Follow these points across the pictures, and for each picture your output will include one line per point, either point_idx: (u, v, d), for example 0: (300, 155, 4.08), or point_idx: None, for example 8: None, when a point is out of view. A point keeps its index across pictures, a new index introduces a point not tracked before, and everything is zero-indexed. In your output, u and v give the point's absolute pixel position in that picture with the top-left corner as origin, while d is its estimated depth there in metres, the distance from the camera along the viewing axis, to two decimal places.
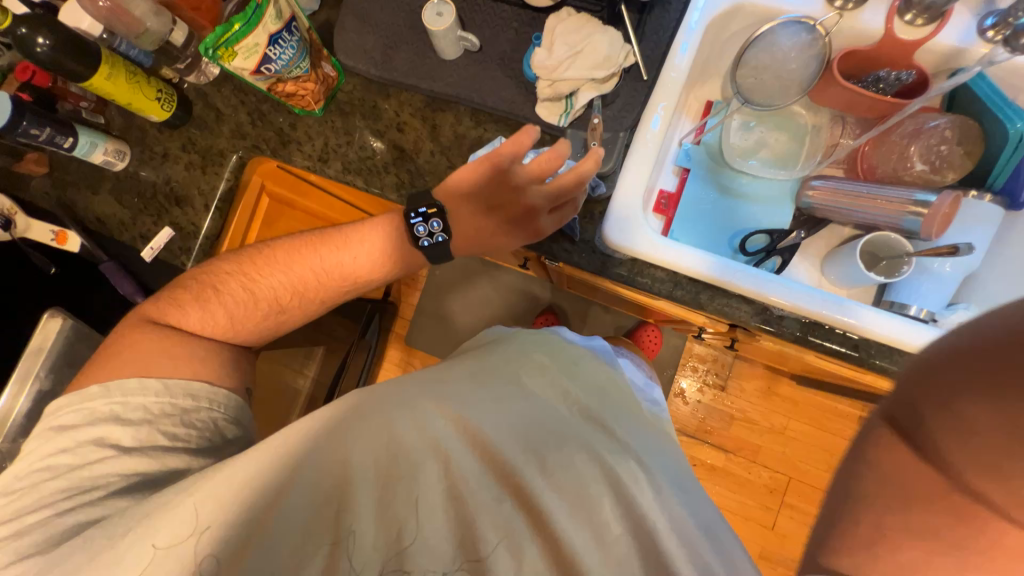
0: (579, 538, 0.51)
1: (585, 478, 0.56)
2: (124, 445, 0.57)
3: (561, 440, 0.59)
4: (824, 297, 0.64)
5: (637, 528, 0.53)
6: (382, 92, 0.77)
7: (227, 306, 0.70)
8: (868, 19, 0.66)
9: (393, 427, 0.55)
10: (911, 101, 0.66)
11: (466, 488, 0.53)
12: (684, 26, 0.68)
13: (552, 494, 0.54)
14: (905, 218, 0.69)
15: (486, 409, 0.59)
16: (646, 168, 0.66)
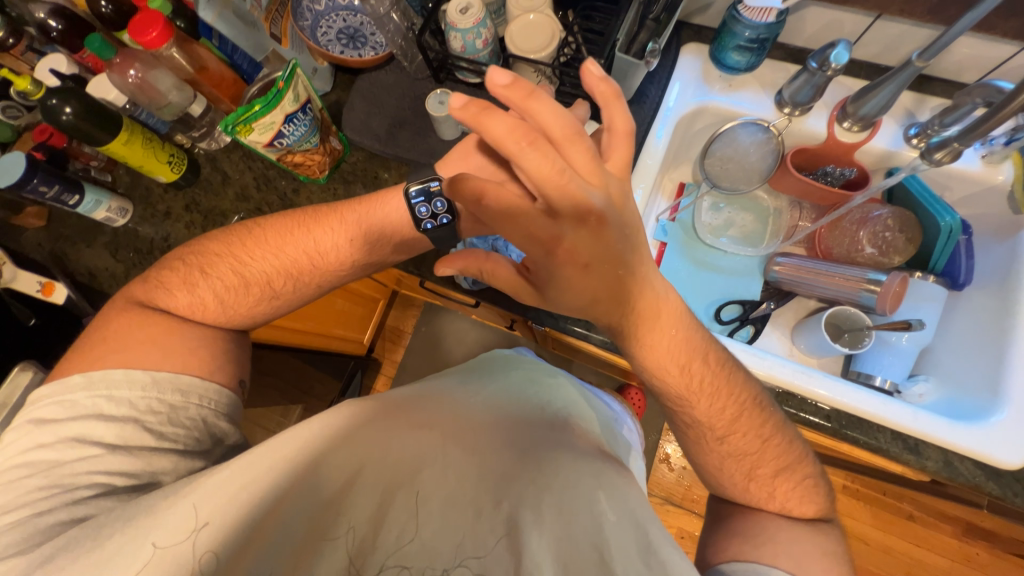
0: (582, 532, 0.48)
1: (583, 483, 0.53)
2: (109, 443, 0.53)
3: (557, 451, 0.59)
4: (793, 366, 0.69)
5: (640, 535, 0.49)
6: (383, 165, 0.85)
7: (216, 289, 0.66)
8: (812, 123, 0.77)
9: (395, 442, 0.56)
10: (854, 196, 0.76)
11: (462, 495, 0.52)
12: (659, 117, 0.78)
13: (548, 498, 0.51)
14: (861, 294, 0.77)
15: (483, 426, 0.61)
16: None
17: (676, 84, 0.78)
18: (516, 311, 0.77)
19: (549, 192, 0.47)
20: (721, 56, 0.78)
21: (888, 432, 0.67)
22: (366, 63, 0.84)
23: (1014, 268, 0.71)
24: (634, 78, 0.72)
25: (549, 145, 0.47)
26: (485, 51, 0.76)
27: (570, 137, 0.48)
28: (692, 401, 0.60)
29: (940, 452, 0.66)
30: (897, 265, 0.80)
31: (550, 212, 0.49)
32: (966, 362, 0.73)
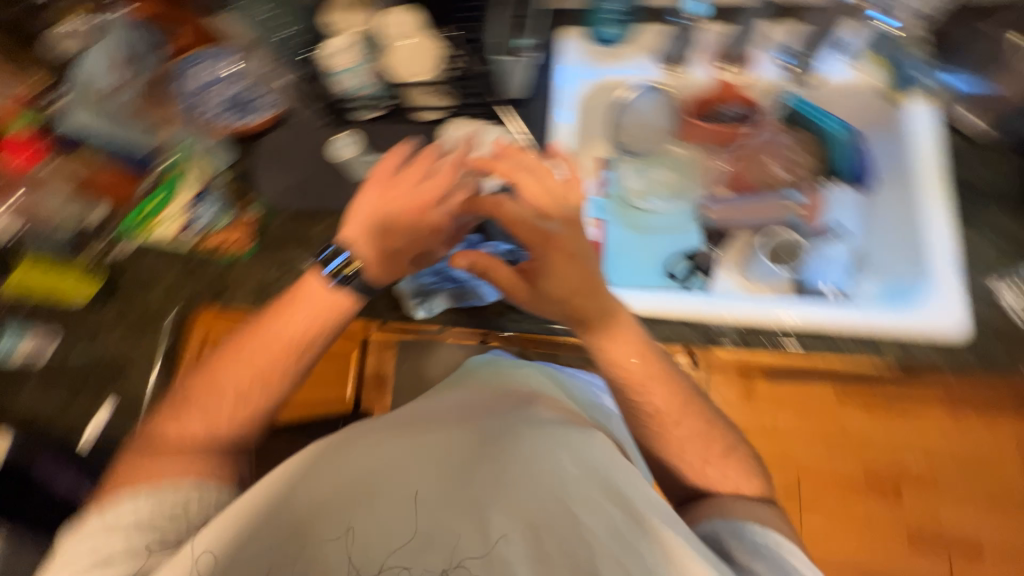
0: (556, 499, 0.50)
1: (545, 447, 0.54)
2: (115, 553, 0.49)
3: (519, 422, 0.58)
4: (744, 301, 0.73)
5: (604, 485, 0.52)
6: (306, 221, 0.82)
7: (185, 418, 0.60)
8: (697, 73, 0.83)
9: (358, 456, 0.53)
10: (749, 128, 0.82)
11: (427, 492, 0.50)
12: (558, 103, 0.82)
13: (520, 475, 0.52)
14: (786, 215, 0.83)
15: (448, 420, 0.59)
16: None
17: (566, 69, 0.83)
18: (479, 325, 0.79)
19: (548, 205, 0.64)
20: (597, 32, 0.83)
21: (844, 334, 0.70)
22: (263, 126, 0.83)
23: (904, 160, 0.78)
24: (521, 74, 0.77)
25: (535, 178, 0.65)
26: (375, 84, 0.79)
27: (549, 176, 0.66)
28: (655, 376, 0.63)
29: (895, 343, 0.69)
30: (812, 178, 0.84)
31: (545, 217, 0.63)
32: (895, 252, 0.77)
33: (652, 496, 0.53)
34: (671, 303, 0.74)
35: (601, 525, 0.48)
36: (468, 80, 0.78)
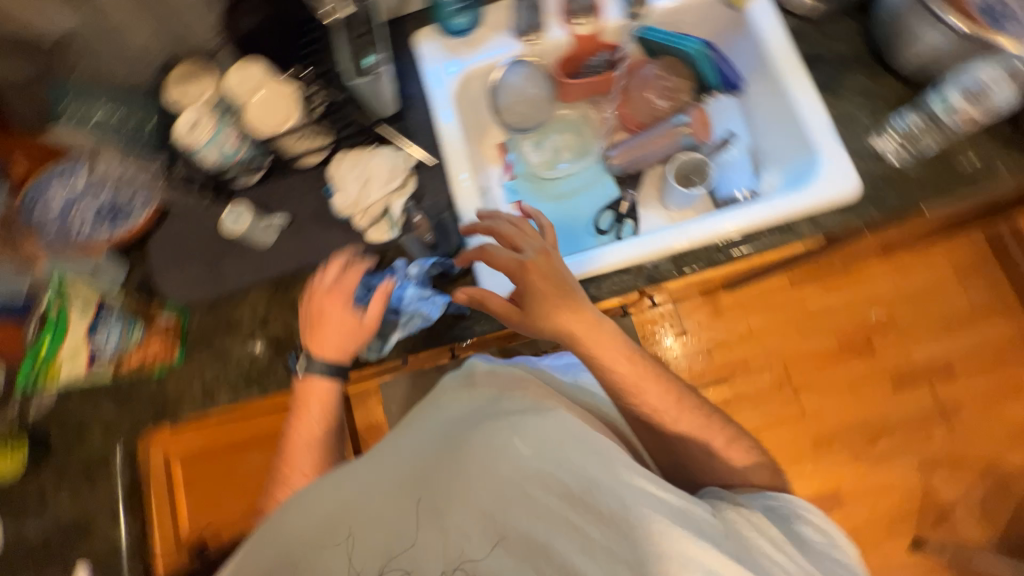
0: (512, 491, 0.51)
1: (499, 437, 0.55)
2: None
3: (478, 419, 0.60)
4: (666, 233, 0.73)
5: (557, 460, 0.53)
6: (227, 305, 0.79)
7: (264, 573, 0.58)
8: (554, 35, 0.82)
9: (324, 492, 0.55)
10: (618, 71, 0.86)
11: (390, 509, 0.53)
12: (436, 104, 0.81)
13: (477, 475, 0.53)
14: (680, 139, 0.87)
15: (413, 439, 0.61)
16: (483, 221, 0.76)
17: (428, 71, 0.82)
18: (435, 345, 0.74)
19: (523, 246, 0.66)
20: (447, 25, 0.83)
21: (763, 231, 0.73)
22: (144, 228, 0.78)
23: (762, 51, 0.78)
24: (383, 88, 0.71)
25: (507, 225, 0.67)
26: (243, 147, 0.73)
27: (520, 224, 0.68)
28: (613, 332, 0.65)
29: (807, 219, 0.72)
30: (690, 100, 0.87)
31: (516, 252, 0.65)
32: (784, 139, 0.79)
33: (609, 453, 0.55)
34: (603, 259, 0.73)
35: (552, 496, 0.51)
36: (335, 114, 0.74)
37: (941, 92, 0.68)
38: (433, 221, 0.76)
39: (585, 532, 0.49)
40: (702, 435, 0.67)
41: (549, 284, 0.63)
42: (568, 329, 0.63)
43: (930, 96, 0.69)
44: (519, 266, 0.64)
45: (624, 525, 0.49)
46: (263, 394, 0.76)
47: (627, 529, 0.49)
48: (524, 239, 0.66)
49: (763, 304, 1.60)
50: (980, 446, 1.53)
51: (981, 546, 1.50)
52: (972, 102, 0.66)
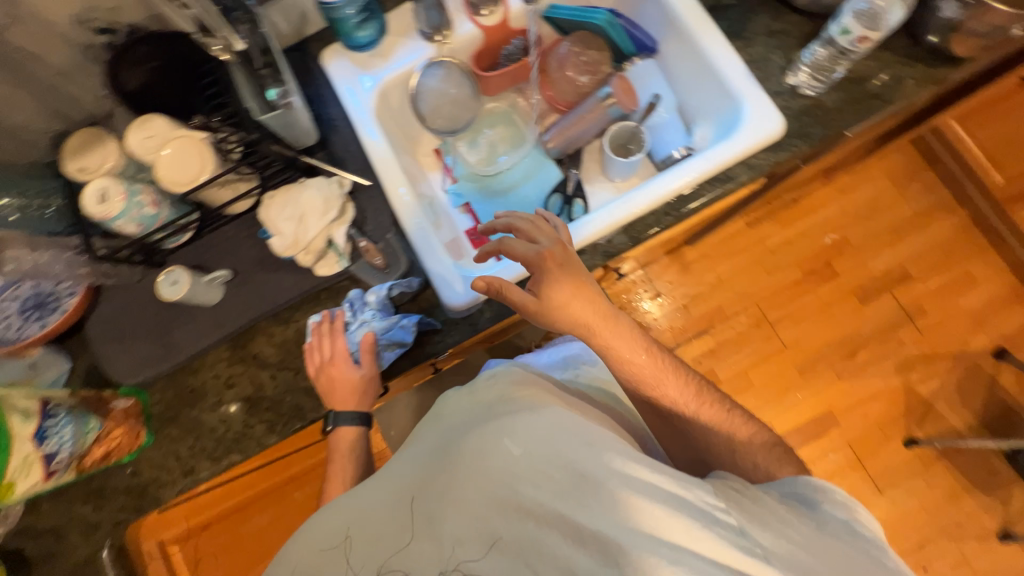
0: (502, 492, 0.54)
1: (489, 440, 0.57)
2: None
3: (473, 423, 0.61)
4: (613, 206, 0.73)
5: (545, 458, 0.55)
6: (187, 375, 0.75)
7: None
8: (463, 30, 0.80)
9: (337, 509, 0.61)
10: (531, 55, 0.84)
11: (396, 523, 0.57)
12: (358, 121, 0.78)
13: (470, 481, 0.55)
14: (609, 111, 0.85)
15: (417, 453, 0.63)
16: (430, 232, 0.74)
17: (343, 89, 0.79)
18: (410, 366, 0.73)
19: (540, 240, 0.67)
20: (352, 38, 0.78)
21: (705, 184, 0.73)
22: (76, 314, 0.73)
23: (669, 10, 0.78)
24: (297, 118, 0.68)
25: (524, 223, 0.68)
26: (163, 209, 0.70)
27: (537, 221, 0.69)
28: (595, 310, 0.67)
29: (741, 164, 0.73)
30: (611, 71, 0.86)
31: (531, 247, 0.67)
32: (706, 92, 0.80)
33: (595, 440, 0.57)
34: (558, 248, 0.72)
35: (540, 492, 0.53)
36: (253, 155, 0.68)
37: (837, 23, 0.68)
38: (379, 245, 0.73)
39: (571, 521, 0.52)
40: (672, 386, 0.73)
41: (565, 273, 0.66)
42: (580, 317, 0.66)
43: (829, 27, 0.69)
44: (537, 256, 0.66)
45: (607, 509, 0.52)
46: (245, 457, 0.73)
47: (610, 512, 0.52)
48: (540, 233, 0.68)
49: (723, 253, 1.69)
50: (950, 340, 1.60)
51: (971, 432, 1.55)
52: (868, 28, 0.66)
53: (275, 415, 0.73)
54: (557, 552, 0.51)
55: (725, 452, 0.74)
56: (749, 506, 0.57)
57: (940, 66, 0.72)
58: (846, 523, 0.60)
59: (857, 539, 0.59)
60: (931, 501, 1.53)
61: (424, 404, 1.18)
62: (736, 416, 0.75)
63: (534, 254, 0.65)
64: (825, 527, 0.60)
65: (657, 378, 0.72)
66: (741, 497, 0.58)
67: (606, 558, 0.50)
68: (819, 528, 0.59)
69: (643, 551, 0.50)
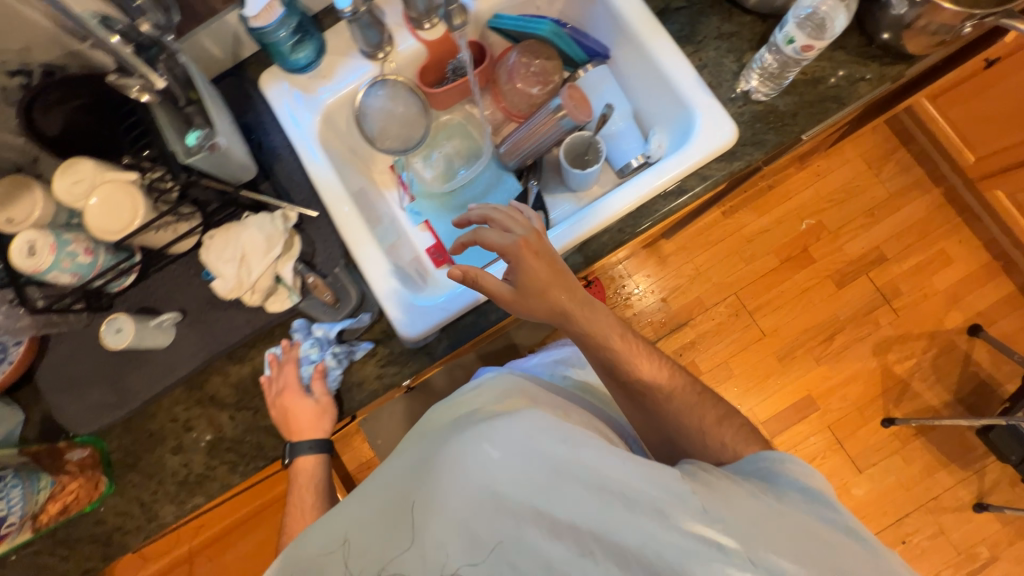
0: (477, 493, 0.49)
1: (463, 443, 0.53)
2: None
3: (453, 428, 0.58)
4: (566, 226, 0.71)
5: (521, 454, 0.51)
6: (145, 420, 0.74)
7: None
8: (406, 47, 0.77)
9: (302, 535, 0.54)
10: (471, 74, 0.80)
11: (369, 542, 0.50)
12: (302, 148, 0.75)
13: (444, 485, 0.50)
14: (562, 123, 0.80)
15: (389, 465, 0.58)
16: (381, 262, 0.72)
17: (284, 115, 0.76)
18: (370, 397, 0.72)
19: (515, 228, 0.65)
20: (289, 61, 0.75)
21: (658, 199, 0.72)
22: (24, 365, 0.72)
23: (617, 14, 0.75)
24: (229, 153, 0.63)
25: (497, 214, 0.67)
26: (99, 254, 0.67)
27: (511, 211, 0.68)
28: (572, 311, 0.66)
29: (695, 175, 0.72)
30: (562, 80, 0.83)
31: (504, 237, 0.65)
32: (659, 100, 0.78)
33: (578, 437, 0.53)
34: None
35: (523, 494, 0.49)
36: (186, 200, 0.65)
37: (778, 36, 0.60)
38: (329, 280, 0.72)
39: (556, 521, 0.48)
40: (639, 399, 0.72)
41: (541, 262, 0.64)
42: (561, 306, 0.64)
43: (773, 35, 0.61)
44: (512, 244, 0.64)
45: (592, 503, 0.48)
46: (208, 499, 0.72)
47: (596, 507, 0.48)
48: (514, 222, 0.66)
49: (701, 243, 1.68)
50: (926, 318, 1.61)
51: (947, 408, 1.58)
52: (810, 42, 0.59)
53: (237, 455, 0.73)
54: (542, 554, 0.47)
55: (691, 446, 0.69)
56: (727, 492, 0.52)
57: (894, 63, 0.70)
58: (807, 491, 0.55)
59: (815, 505, 0.54)
60: (909, 477, 1.56)
61: (402, 418, 1.18)
62: (708, 400, 0.72)
63: (509, 243, 0.63)
64: (789, 501, 0.54)
65: (633, 360, 0.70)
66: (718, 486, 0.52)
67: (588, 551, 0.47)
68: (785, 503, 0.53)
69: (628, 541, 0.47)
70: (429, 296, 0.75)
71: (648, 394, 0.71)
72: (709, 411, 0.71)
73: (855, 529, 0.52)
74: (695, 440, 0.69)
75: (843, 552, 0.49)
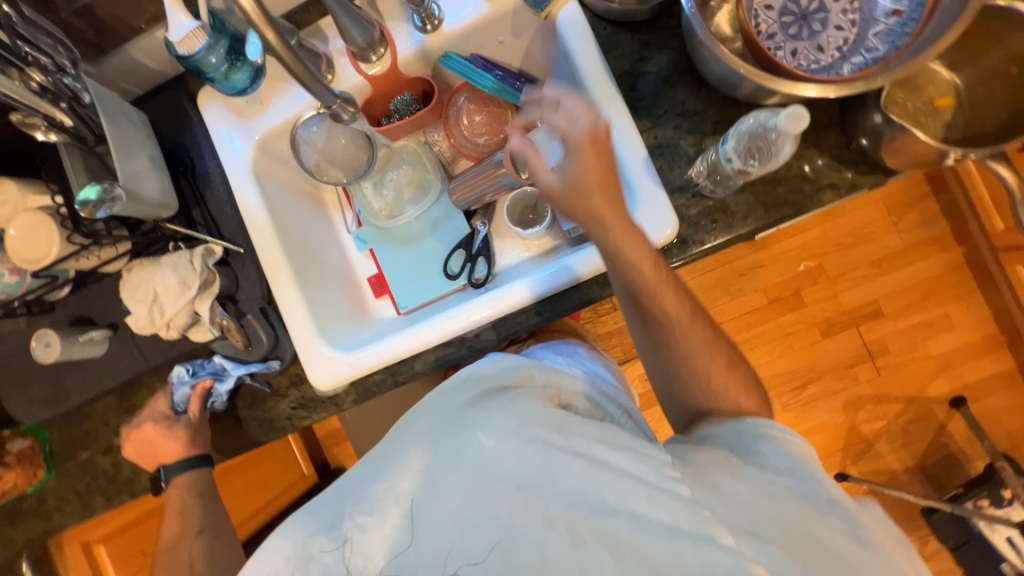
0: (471, 477, 0.46)
1: (458, 431, 0.50)
2: None
3: (449, 411, 0.53)
4: (480, 300, 0.70)
5: (514, 437, 0.47)
6: (82, 419, 0.80)
7: None
8: (348, 78, 0.73)
9: (310, 512, 0.51)
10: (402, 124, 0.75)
11: (368, 523, 0.48)
12: (234, 180, 0.74)
13: (439, 469, 0.48)
14: (501, 179, 0.79)
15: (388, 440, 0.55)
16: (303, 307, 0.73)
17: (218, 142, 0.74)
18: (278, 433, 0.76)
19: (583, 130, 0.55)
20: (222, 86, 0.71)
21: (582, 285, 0.70)
22: None
23: (575, 72, 0.67)
24: (140, 198, 0.61)
25: (561, 111, 0.56)
26: (27, 274, 0.70)
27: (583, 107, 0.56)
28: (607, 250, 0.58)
29: None
30: (513, 130, 0.80)
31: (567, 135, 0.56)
32: None
33: (571, 422, 0.49)
34: (421, 338, 0.71)
35: (518, 477, 0.45)
36: (101, 241, 0.65)
37: (721, 146, 0.54)
38: (244, 323, 0.73)
39: (547, 504, 0.44)
40: None
41: (600, 166, 0.55)
42: (605, 226, 0.56)
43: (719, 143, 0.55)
44: (578, 139, 0.55)
45: (582, 485, 0.44)
46: (133, 497, 0.80)
47: (597, 496, 0.44)
48: (579, 124, 0.55)
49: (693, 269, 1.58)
50: (909, 380, 1.53)
51: (907, 473, 1.52)
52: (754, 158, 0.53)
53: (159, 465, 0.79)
54: (540, 540, 0.43)
55: None
56: (725, 481, 0.44)
57: (871, 173, 0.62)
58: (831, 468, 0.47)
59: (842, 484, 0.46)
60: None
61: None
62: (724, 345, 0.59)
63: (576, 134, 0.55)
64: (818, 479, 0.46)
65: (655, 291, 0.57)
66: (716, 473, 0.45)
67: (580, 540, 0.42)
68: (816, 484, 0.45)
69: (636, 536, 0.42)
70: (350, 343, 0.75)
71: (666, 328, 0.58)
72: (719, 356, 0.58)
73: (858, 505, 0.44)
74: (695, 386, 0.58)
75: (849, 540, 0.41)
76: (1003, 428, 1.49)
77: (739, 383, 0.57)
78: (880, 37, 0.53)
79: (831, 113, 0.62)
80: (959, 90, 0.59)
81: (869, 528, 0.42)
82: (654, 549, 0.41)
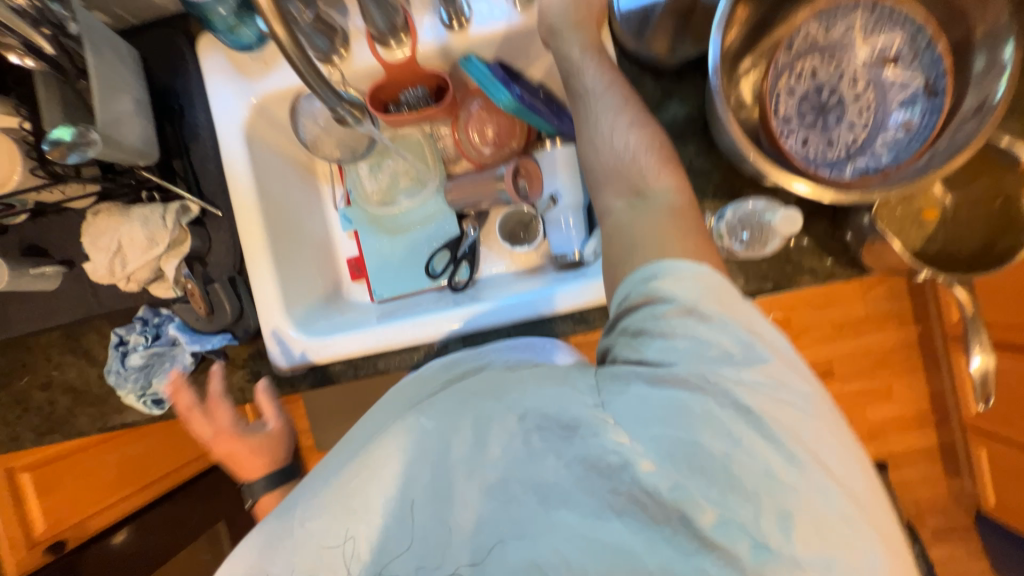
0: (415, 447, 0.45)
1: (399, 419, 0.48)
2: None
3: (399, 406, 0.53)
4: (454, 311, 0.72)
5: (449, 413, 0.46)
6: (23, 349, 0.77)
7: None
8: (361, 58, 0.69)
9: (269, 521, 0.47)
10: (411, 117, 0.73)
11: (321, 525, 0.44)
12: (222, 137, 0.70)
13: (386, 458, 0.45)
14: (499, 194, 0.78)
15: (344, 442, 0.52)
16: (267, 267, 0.71)
17: (212, 93, 0.70)
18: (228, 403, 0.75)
19: None
20: (228, 39, 0.67)
21: (558, 316, 0.71)
22: None
23: None
24: (120, 143, 0.58)
25: None
26: None
27: None
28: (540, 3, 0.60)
29: (602, 309, 0.70)
30: (521, 147, 0.81)
31: None
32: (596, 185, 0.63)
33: (508, 387, 0.46)
34: (387, 338, 0.71)
35: (458, 444, 0.44)
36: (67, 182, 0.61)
37: (715, 223, 0.63)
38: (210, 290, 0.71)
39: (482, 469, 0.43)
40: None
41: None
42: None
43: (711, 219, 0.64)
44: None
45: (514, 445, 0.43)
46: (65, 438, 0.78)
47: (537, 448, 0.42)
48: None
49: None
50: None
51: None
52: (742, 235, 0.61)
53: (97, 411, 0.77)
54: (487, 491, 0.43)
55: None
56: (632, 387, 0.42)
57: (848, 267, 0.64)
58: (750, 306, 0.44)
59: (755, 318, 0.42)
60: None
61: None
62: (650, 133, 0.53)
63: None
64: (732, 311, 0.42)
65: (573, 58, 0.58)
66: (627, 377, 0.42)
67: (510, 495, 0.42)
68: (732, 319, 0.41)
69: (582, 482, 0.41)
70: (319, 326, 0.74)
71: (586, 95, 0.57)
72: (625, 113, 0.54)
73: (750, 327, 0.41)
74: (600, 149, 0.53)
75: (737, 398, 0.39)
76: (917, 499, 1.58)
77: (656, 167, 0.51)
78: (886, 146, 0.55)
79: (826, 203, 0.64)
80: (946, 208, 0.62)
81: (756, 369, 0.40)
82: (584, 493, 0.40)
